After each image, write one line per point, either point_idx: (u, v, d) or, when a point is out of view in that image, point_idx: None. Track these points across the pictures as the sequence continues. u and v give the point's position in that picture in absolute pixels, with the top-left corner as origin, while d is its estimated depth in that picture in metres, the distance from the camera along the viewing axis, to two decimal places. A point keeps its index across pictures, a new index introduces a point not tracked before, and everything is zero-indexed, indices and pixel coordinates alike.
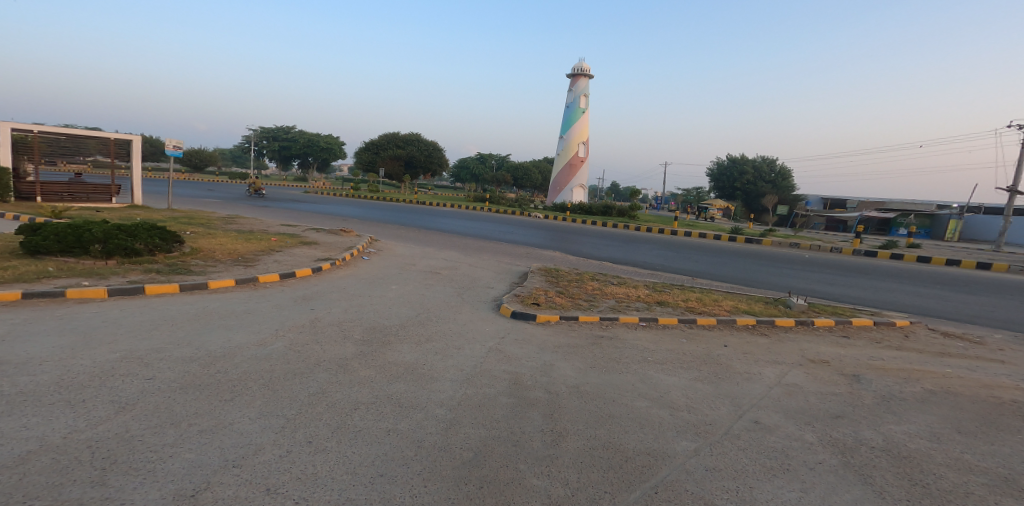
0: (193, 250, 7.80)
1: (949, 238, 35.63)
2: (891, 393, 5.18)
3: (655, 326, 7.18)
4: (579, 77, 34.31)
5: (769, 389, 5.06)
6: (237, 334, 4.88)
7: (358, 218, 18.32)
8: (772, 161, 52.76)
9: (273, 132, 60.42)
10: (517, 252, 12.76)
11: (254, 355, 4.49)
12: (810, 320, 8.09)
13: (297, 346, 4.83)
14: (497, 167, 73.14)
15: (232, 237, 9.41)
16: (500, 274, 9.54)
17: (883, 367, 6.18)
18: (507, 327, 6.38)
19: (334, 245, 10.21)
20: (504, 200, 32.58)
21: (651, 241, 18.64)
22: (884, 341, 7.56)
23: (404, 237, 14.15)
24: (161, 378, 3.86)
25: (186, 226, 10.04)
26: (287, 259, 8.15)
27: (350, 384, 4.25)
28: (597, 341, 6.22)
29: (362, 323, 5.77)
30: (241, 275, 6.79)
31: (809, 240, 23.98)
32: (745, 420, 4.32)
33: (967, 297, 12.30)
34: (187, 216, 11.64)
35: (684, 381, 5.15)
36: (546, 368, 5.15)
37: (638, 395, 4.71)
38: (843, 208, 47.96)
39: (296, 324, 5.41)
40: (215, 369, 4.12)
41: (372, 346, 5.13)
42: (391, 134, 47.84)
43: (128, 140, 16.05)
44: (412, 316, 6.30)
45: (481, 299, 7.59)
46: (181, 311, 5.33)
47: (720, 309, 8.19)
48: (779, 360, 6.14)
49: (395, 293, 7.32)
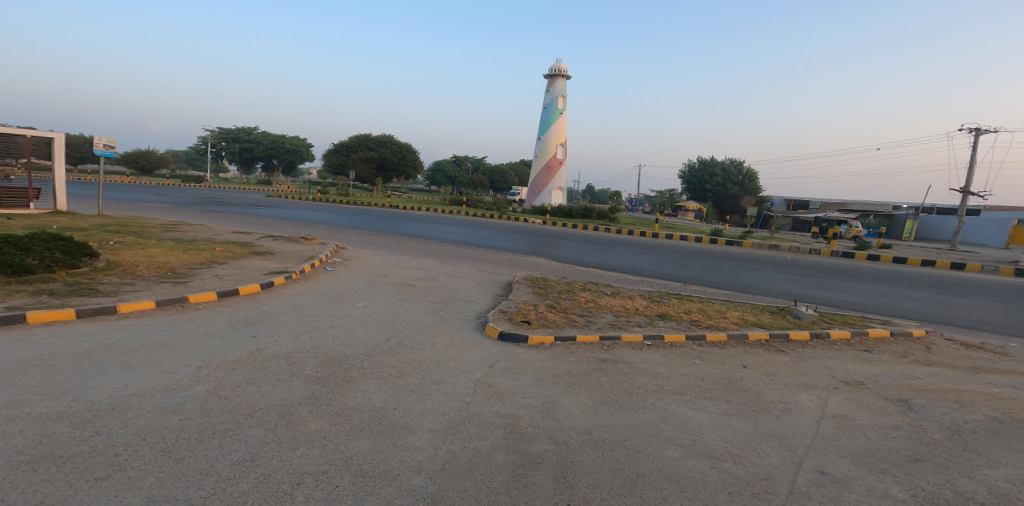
0: (110, 264, 6.57)
1: (907, 238, 35.81)
2: (957, 424, 4.38)
3: (663, 345, 6.26)
4: (557, 77, 33.59)
5: (818, 426, 4.19)
6: (140, 376, 3.74)
7: (322, 223, 17.08)
8: (740, 163, 53.40)
9: (232, 134, 57.97)
10: (497, 259, 11.75)
11: (159, 406, 3.37)
12: (826, 333, 7.31)
13: (223, 390, 3.71)
14: (472, 170, 72.30)
15: (166, 247, 8.12)
16: (482, 286, 8.50)
17: (925, 388, 5.40)
18: (495, 352, 5.36)
19: (291, 255, 9.02)
20: (480, 203, 31.59)
21: (634, 245, 17.86)
22: (909, 355, 6.82)
23: (372, 244, 12.99)
24: (3, 450, 2.75)
25: (112, 235, 8.67)
26: (230, 273, 6.96)
27: (292, 445, 3.18)
28: (602, 367, 5.26)
29: (316, 354, 4.66)
30: (165, 295, 5.61)
31: (786, 241, 23.69)
32: (808, 470, 3.50)
33: (961, 301, 11.81)
34: (118, 224, 10.24)
35: (715, 418, 4.24)
36: (549, 407, 4.16)
37: (667, 441, 3.77)
38: (808, 209, 48.79)
39: (228, 358, 4.28)
40: (92, 431, 3.00)
41: (327, 386, 4.04)
42: (362, 134, 46.29)
43: (50, 138, 14.30)
44: (381, 342, 5.22)
45: (462, 317, 6.56)
46: (72, 344, 4.17)
47: (729, 322, 7.34)
48: (810, 384, 5.29)
49: (360, 312, 6.21)
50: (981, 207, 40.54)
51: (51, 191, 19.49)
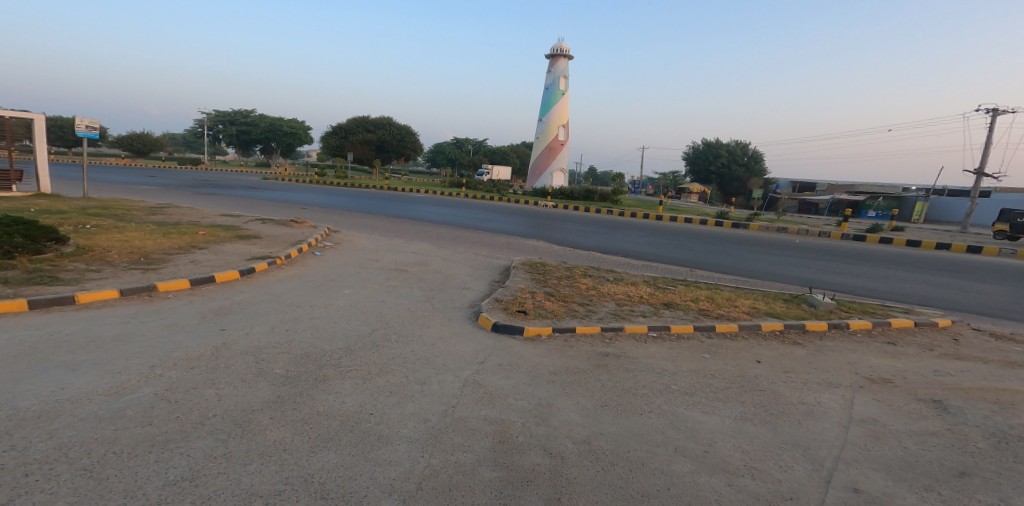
0: (79, 249, 6.17)
1: (916, 220, 34.08)
2: (1000, 430, 3.95)
3: (669, 337, 5.80)
4: (559, 57, 32.59)
5: (846, 433, 3.75)
6: (80, 377, 3.34)
7: (317, 206, 16.64)
8: (746, 145, 52.38)
9: (229, 116, 57.36)
10: (497, 243, 11.26)
11: (94, 413, 2.96)
12: (844, 323, 6.81)
13: (175, 393, 3.30)
14: (474, 152, 71.68)
15: (144, 230, 7.69)
16: (478, 271, 8.05)
17: (959, 386, 4.94)
18: (488, 346, 4.92)
19: (278, 239, 8.58)
20: (482, 185, 31.08)
21: (638, 228, 17.30)
22: (936, 347, 6.34)
23: (368, 227, 12.56)
24: None
25: (90, 218, 8.25)
26: (208, 259, 6.53)
27: (243, 460, 2.76)
28: (603, 362, 4.82)
29: (289, 350, 4.24)
30: (132, 282, 5.20)
31: (795, 223, 23.07)
32: (839, 488, 3.08)
33: (982, 287, 11.26)
34: (101, 207, 9.81)
35: (730, 423, 3.81)
36: (544, 411, 3.72)
37: (676, 451, 3.35)
38: (814, 191, 47.91)
39: (189, 355, 3.86)
40: (5, 446, 2.60)
41: (296, 387, 3.62)
42: (361, 116, 45.79)
43: (31, 119, 13.80)
44: (364, 336, 4.79)
45: (455, 306, 6.11)
46: (14, 340, 3.78)
47: (740, 311, 6.85)
48: (832, 382, 4.83)
49: (345, 301, 5.78)
50: (992, 188, 39.72)
51: (34, 173, 19.02)
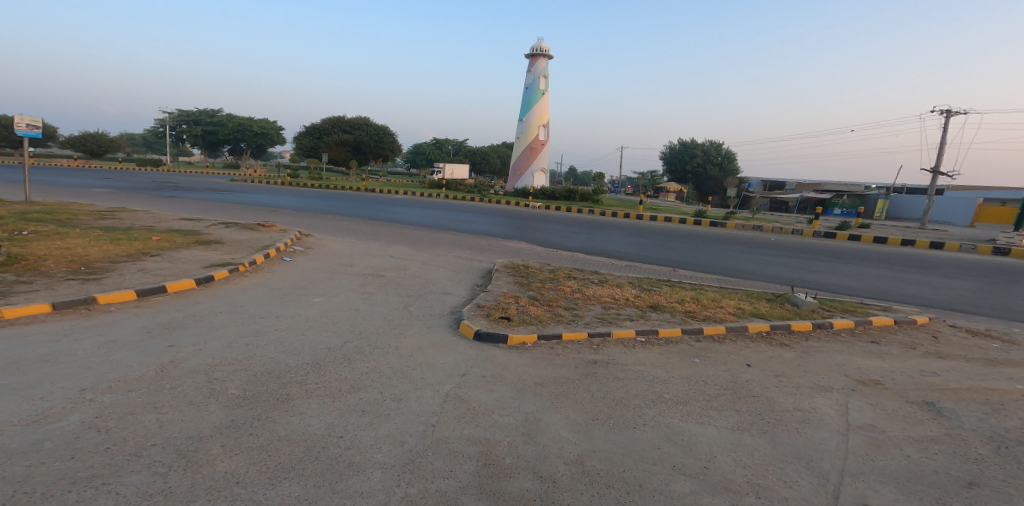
0: (11, 258, 5.64)
1: (877, 217, 34.94)
2: (997, 433, 3.84)
3: (657, 341, 5.59)
4: (539, 57, 32.40)
5: (847, 442, 3.58)
6: None
7: (288, 209, 16.04)
8: (720, 145, 53.18)
9: (194, 116, 55.53)
10: (476, 245, 10.95)
11: (7, 449, 2.57)
12: (829, 323, 6.73)
13: (109, 420, 2.92)
14: (453, 153, 71.23)
15: (90, 237, 7.13)
16: (457, 275, 7.73)
17: (949, 387, 4.85)
18: (470, 357, 4.61)
19: (242, 244, 8.11)
20: (462, 185, 30.74)
21: (616, 227, 17.20)
22: (919, 346, 6.29)
23: (340, 229, 12.10)
24: None
25: (31, 224, 7.64)
26: (160, 266, 6.07)
27: (185, 499, 2.41)
28: (592, 371, 4.57)
29: (248, 366, 3.87)
30: (71, 294, 4.75)
31: (768, 221, 23.35)
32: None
33: (952, 283, 11.43)
34: (45, 211, 9.13)
35: (727, 434, 3.60)
36: (532, 428, 3.45)
37: (675, 469, 3.11)
38: (785, 190, 48.94)
39: (130, 376, 3.47)
40: None
41: (254, 409, 3.27)
42: (335, 116, 44.92)
43: None
44: (334, 349, 4.43)
45: (434, 313, 5.79)
46: None
47: (726, 312, 6.70)
48: (825, 385, 4.68)
49: (313, 310, 5.41)
50: (950, 185, 41.25)
51: None
